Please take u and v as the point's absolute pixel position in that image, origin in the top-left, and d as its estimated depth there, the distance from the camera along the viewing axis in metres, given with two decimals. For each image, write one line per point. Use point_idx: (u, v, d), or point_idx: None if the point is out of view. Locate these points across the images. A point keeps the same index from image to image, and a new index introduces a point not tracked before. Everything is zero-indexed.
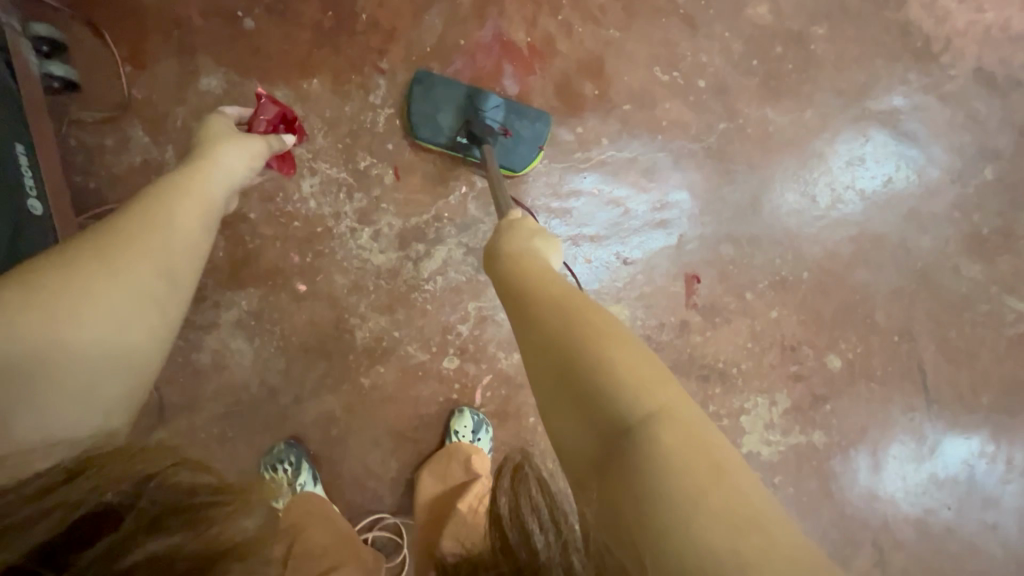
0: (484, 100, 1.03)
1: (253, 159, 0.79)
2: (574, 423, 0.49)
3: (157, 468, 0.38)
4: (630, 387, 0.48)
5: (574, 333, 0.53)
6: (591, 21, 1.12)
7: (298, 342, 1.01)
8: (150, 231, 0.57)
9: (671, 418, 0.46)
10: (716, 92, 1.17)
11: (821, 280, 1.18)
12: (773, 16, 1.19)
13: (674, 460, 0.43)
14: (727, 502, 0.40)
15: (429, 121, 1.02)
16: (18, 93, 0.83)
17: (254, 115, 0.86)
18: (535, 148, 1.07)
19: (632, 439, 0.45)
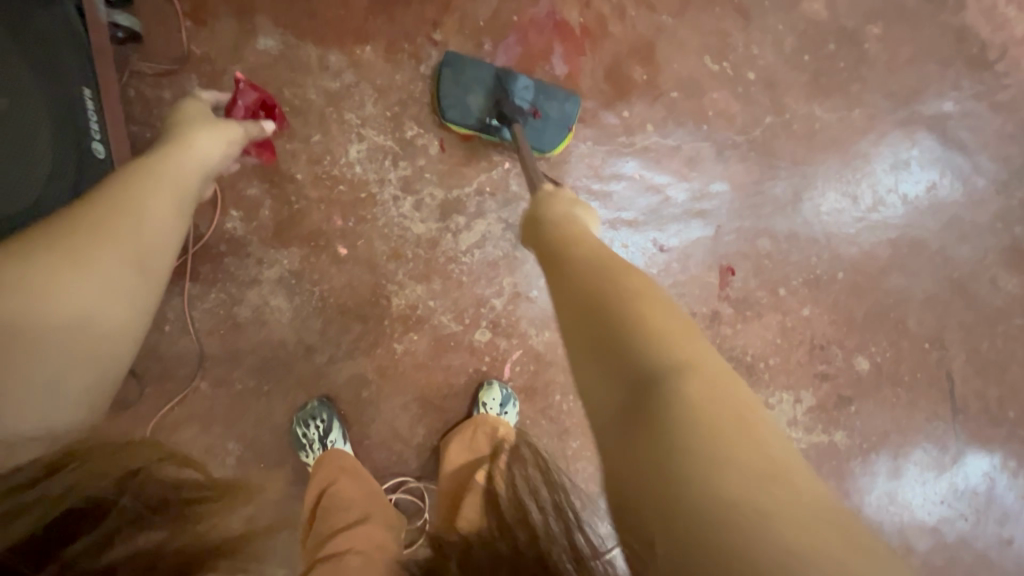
0: (512, 82, 1.02)
1: (230, 143, 0.77)
2: (599, 371, 0.47)
3: (144, 463, 0.43)
4: (662, 338, 0.46)
5: (602, 284, 0.51)
6: (644, 6, 1.12)
7: (335, 304, 1.03)
8: (121, 219, 0.55)
9: (699, 371, 0.44)
10: (764, 86, 1.16)
11: (855, 282, 1.18)
12: (828, 12, 1.18)
13: (703, 413, 0.41)
14: (755, 459, 0.40)
15: (459, 100, 1.02)
16: (86, 39, 0.86)
17: (231, 101, 0.88)
18: (564, 130, 1.06)
19: (662, 388, 0.43)
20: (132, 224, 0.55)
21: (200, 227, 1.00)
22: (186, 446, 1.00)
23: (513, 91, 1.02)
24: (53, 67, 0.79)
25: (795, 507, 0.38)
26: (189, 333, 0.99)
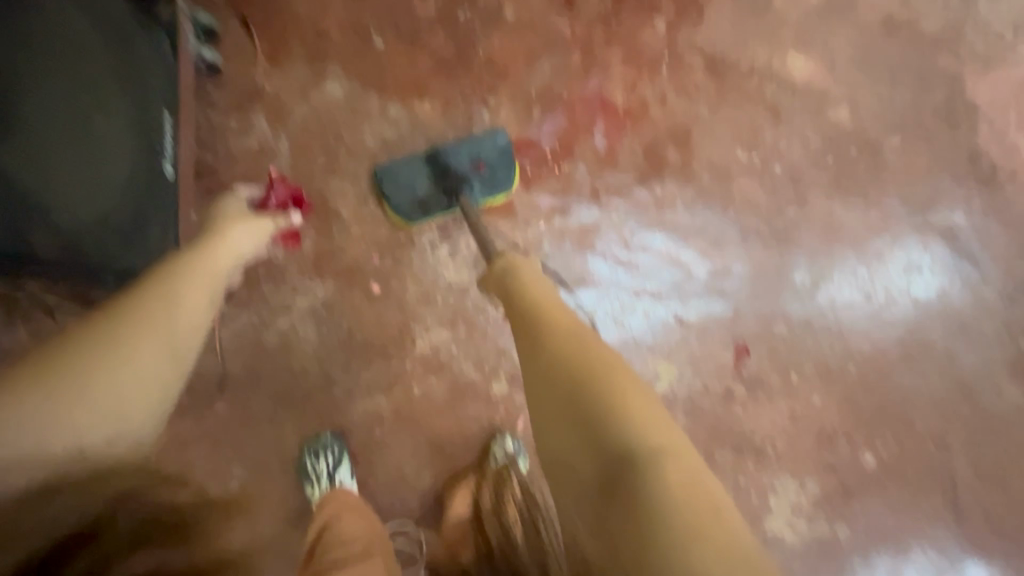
0: (447, 157, 1.06)
1: (261, 236, 0.81)
2: (574, 450, 0.58)
3: (133, 485, 0.42)
4: (639, 432, 0.55)
5: (585, 368, 0.60)
6: (684, 96, 1.21)
7: (361, 339, 1.05)
8: (159, 311, 0.54)
9: (673, 461, 0.54)
10: (789, 180, 1.23)
11: (865, 375, 1.20)
12: (851, 120, 1.27)
13: (679, 503, 0.51)
14: (721, 538, 0.49)
15: (413, 201, 1.05)
16: (174, 68, 0.92)
17: (264, 194, 0.94)
18: (511, 164, 1.07)
19: (642, 481, 0.52)
20: (166, 314, 0.54)
21: None
22: (192, 465, 0.99)
23: (452, 165, 1.05)
24: (144, 97, 0.85)
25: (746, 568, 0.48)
26: (215, 352, 1.01)
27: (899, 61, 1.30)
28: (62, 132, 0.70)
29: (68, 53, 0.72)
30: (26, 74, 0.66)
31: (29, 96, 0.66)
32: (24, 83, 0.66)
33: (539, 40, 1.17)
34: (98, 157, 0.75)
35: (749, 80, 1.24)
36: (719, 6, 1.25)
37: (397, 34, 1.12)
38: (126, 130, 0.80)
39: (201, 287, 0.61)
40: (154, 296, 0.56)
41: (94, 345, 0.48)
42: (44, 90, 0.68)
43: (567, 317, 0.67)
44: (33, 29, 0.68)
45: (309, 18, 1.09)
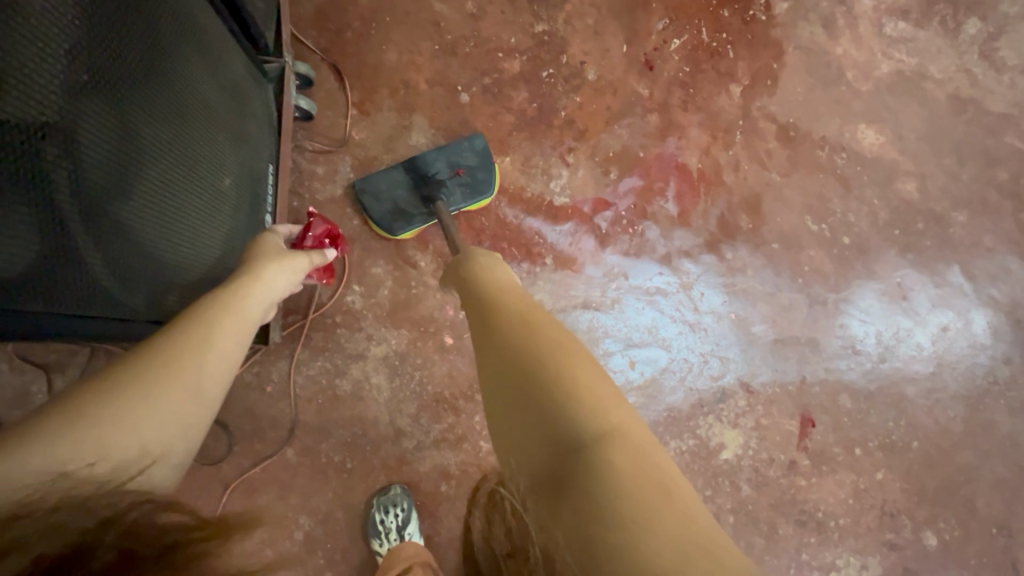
0: (425, 164, 1.05)
1: (296, 273, 0.76)
2: (522, 436, 0.48)
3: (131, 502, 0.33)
4: (589, 406, 0.47)
5: (538, 347, 0.53)
6: (757, 162, 1.22)
7: (432, 391, 1.05)
8: (189, 354, 0.49)
9: (624, 441, 0.45)
10: (857, 251, 1.24)
11: (929, 452, 1.19)
12: (918, 194, 1.28)
13: (629, 484, 0.42)
14: (679, 524, 0.41)
15: (395, 212, 1.04)
16: (277, 122, 0.96)
17: (302, 233, 0.91)
18: (491, 166, 1.06)
19: (587, 462, 0.43)
20: (197, 361, 0.49)
21: (321, 296, 1.04)
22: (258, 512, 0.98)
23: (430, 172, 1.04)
24: (251, 144, 0.86)
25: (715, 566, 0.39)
26: (288, 398, 1.01)
27: (965, 138, 1.32)
28: (189, 174, 0.68)
29: (201, 101, 0.71)
30: (175, 121, 0.64)
31: (172, 141, 0.64)
32: (171, 128, 0.64)
33: (619, 101, 1.19)
34: (212, 205, 0.75)
35: (820, 150, 1.25)
36: (793, 75, 1.27)
37: (482, 89, 1.14)
38: (234, 180, 0.80)
39: (234, 334, 0.56)
40: (188, 340, 0.50)
41: (120, 389, 0.42)
42: (181, 136, 0.66)
43: (518, 301, 0.62)
44: (185, 81, 0.67)
45: (398, 71, 1.11)
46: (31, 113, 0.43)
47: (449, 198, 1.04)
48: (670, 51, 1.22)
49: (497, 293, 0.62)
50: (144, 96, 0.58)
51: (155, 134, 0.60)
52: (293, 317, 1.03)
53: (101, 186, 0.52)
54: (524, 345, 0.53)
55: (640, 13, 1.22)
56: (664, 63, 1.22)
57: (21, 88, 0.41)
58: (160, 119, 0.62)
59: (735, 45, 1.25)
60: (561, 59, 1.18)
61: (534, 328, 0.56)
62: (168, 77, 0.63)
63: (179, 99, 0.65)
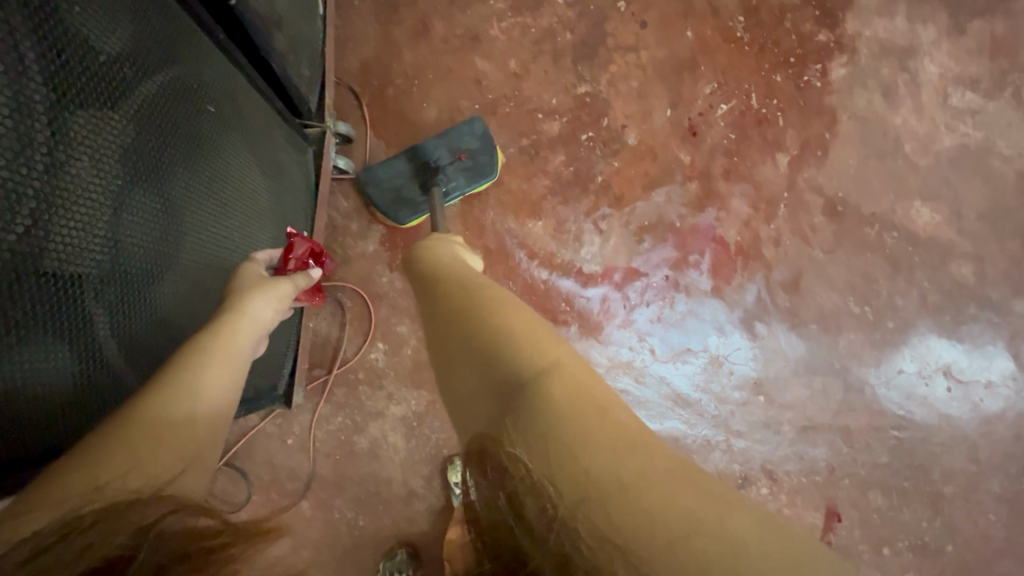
0: (426, 151, 1.05)
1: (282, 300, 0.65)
2: (475, 395, 0.49)
3: (154, 517, 0.34)
4: (521, 347, 0.46)
5: (485, 303, 0.54)
6: (800, 237, 1.17)
7: (447, 455, 1.05)
8: (173, 414, 0.45)
9: (562, 368, 0.44)
10: (900, 336, 1.18)
11: (964, 557, 1.12)
12: (975, 279, 1.21)
13: (572, 409, 0.41)
14: (615, 431, 0.40)
15: (397, 200, 1.03)
16: (314, 189, 0.97)
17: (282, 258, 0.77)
18: (493, 151, 1.05)
19: (527, 395, 0.42)
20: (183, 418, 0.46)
21: (346, 352, 1.06)
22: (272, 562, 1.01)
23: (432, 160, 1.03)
24: (286, 203, 0.88)
25: (655, 468, 0.38)
26: (308, 451, 1.03)
27: None
28: (222, 207, 0.68)
29: (238, 185, 0.72)
30: (203, 161, 0.63)
31: (206, 223, 0.65)
32: (204, 205, 0.64)
33: (659, 167, 1.16)
34: (242, 234, 0.74)
35: (869, 226, 1.19)
36: (846, 146, 1.21)
37: (519, 150, 1.13)
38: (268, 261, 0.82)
39: (222, 379, 0.51)
40: (172, 392, 0.46)
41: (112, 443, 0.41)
42: (214, 216, 0.66)
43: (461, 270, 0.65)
44: (221, 161, 0.67)
45: (437, 129, 1.12)
46: (71, 262, 0.44)
47: (449, 183, 1.04)
48: (716, 116, 1.18)
49: (441, 267, 0.66)
50: (181, 181, 0.59)
51: (190, 219, 0.61)
52: (317, 371, 1.05)
53: (135, 303, 0.52)
54: (470, 313, 0.53)
55: (687, 76, 1.19)
56: (709, 128, 1.18)
57: (63, 239, 0.43)
58: (191, 160, 0.61)
59: (786, 111, 1.20)
60: (602, 122, 1.15)
61: (480, 299, 0.56)
62: (204, 161, 0.64)
63: (214, 174, 0.66)
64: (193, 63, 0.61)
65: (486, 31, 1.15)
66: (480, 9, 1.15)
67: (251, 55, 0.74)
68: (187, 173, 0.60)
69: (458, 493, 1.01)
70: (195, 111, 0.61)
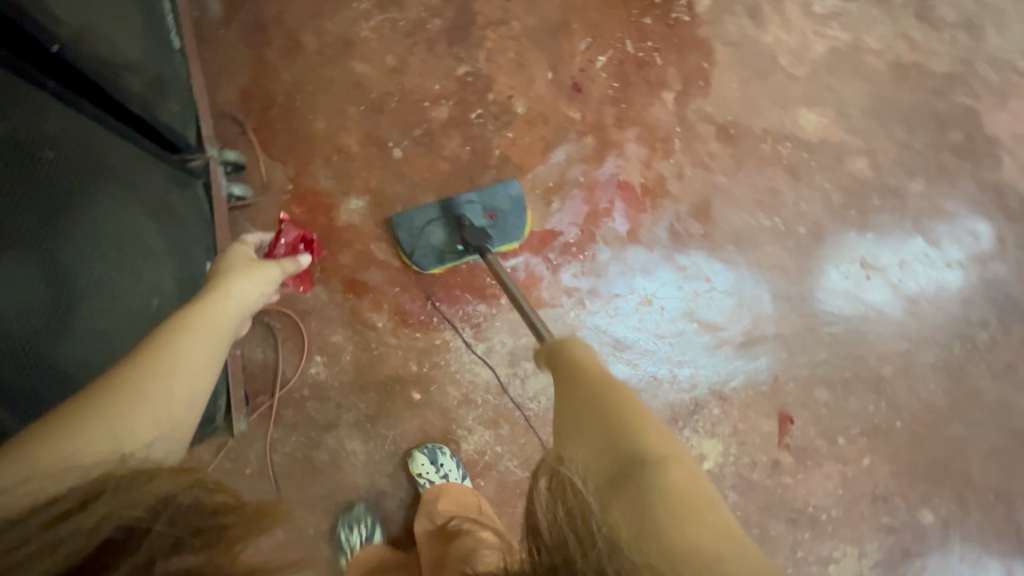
0: (459, 206, 1.09)
1: (264, 285, 0.70)
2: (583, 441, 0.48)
3: (163, 493, 0.37)
4: (652, 435, 0.47)
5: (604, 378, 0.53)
6: (700, 167, 1.21)
7: (407, 448, 1.07)
8: (146, 378, 0.48)
9: (678, 463, 0.45)
10: (814, 240, 1.23)
11: (914, 431, 1.18)
12: (871, 170, 1.27)
13: (684, 498, 0.43)
14: (716, 527, 0.42)
15: (425, 246, 1.07)
16: (210, 219, 0.98)
17: (274, 240, 0.94)
18: (522, 213, 1.10)
19: (649, 472, 0.43)
20: (158, 383, 0.49)
21: (286, 372, 1.06)
22: None
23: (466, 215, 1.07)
24: (182, 237, 0.87)
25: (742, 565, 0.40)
26: (269, 476, 1.04)
27: (912, 104, 1.29)
28: (103, 250, 0.69)
29: (123, 232, 0.73)
30: (64, 207, 0.64)
31: (93, 271, 0.67)
32: (84, 255, 0.66)
33: (552, 129, 1.19)
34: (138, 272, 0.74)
35: (763, 142, 1.24)
36: (726, 72, 1.26)
37: (414, 141, 1.15)
38: (178, 302, 0.82)
39: (195, 375, 0.52)
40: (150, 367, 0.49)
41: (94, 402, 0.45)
42: (101, 265, 0.68)
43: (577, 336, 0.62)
44: (86, 205, 0.67)
45: (330, 137, 1.13)
46: None
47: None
48: (597, 70, 1.22)
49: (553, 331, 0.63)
50: (37, 229, 0.60)
51: (68, 271, 0.63)
52: (261, 397, 1.05)
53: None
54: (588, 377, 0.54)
55: (562, 37, 1.22)
56: (593, 82, 1.21)
57: None
58: (46, 207, 0.62)
59: (663, 51, 1.24)
60: (488, 97, 1.18)
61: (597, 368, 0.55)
62: (69, 215, 0.65)
63: (87, 225, 0.67)
64: (25, 117, 0.62)
65: (357, 33, 1.16)
66: (346, 14, 1.17)
67: (97, 98, 0.74)
68: (48, 225, 0.61)
69: (424, 483, 1.03)
70: (40, 159, 0.62)
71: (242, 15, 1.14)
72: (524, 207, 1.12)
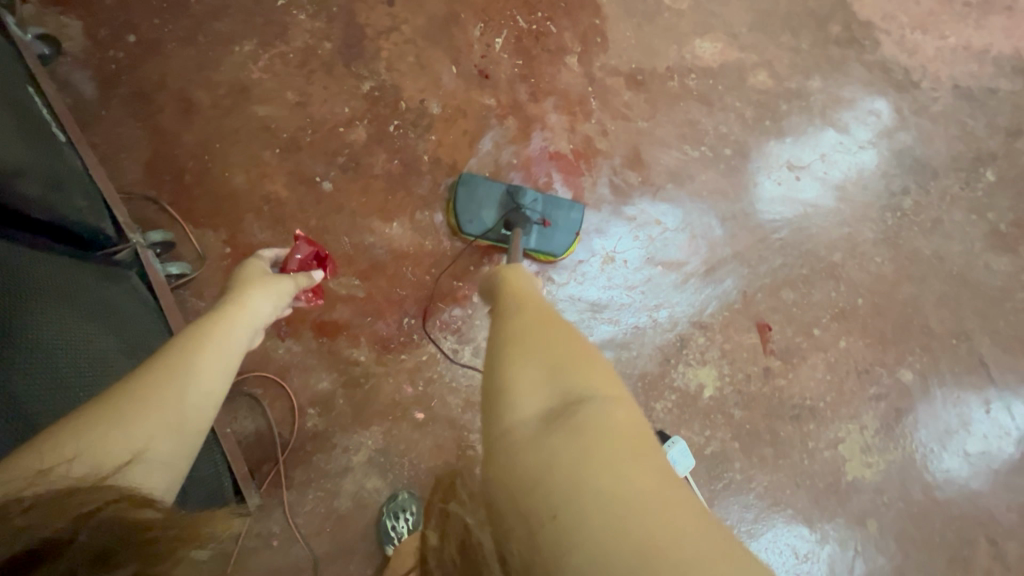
0: (523, 195, 1.12)
1: (278, 297, 0.77)
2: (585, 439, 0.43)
3: (99, 503, 0.35)
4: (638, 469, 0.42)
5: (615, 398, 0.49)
6: (621, 118, 1.25)
7: (427, 468, 1.07)
8: (163, 388, 0.51)
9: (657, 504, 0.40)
10: (741, 157, 1.30)
11: (874, 303, 1.28)
12: (772, 80, 1.34)
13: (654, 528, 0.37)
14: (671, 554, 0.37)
15: (475, 211, 1.11)
16: (156, 305, 0.92)
17: (288, 254, 0.94)
18: (572, 235, 1.14)
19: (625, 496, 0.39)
20: (172, 392, 0.51)
21: (283, 434, 1.04)
22: None
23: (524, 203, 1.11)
24: (135, 329, 0.83)
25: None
26: (298, 541, 1.01)
27: (790, 10, 1.38)
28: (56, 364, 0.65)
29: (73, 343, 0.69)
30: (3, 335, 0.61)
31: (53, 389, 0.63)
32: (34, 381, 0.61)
33: (472, 121, 1.19)
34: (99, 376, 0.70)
35: (670, 80, 1.29)
36: (617, 23, 1.29)
37: (340, 169, 1.12)
38: None
39: (207, 376, 0.56)
40: (168, 366, 0.53)
41: (118, 400, 0.48)
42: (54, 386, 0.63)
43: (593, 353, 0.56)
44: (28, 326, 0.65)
45: (254, 189, 1.09)
46: None
47: (527, 237, 1.11)
48: (497, 52, 1.22)
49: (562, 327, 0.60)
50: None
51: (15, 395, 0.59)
52: (266, 466, 1.03)
53: None
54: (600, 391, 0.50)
55: (454, 28, 1.21)
56: (497, 65, 1.22)
57: None
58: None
59: (554, 18, 1.26)
60: (401, 106, 1.16)
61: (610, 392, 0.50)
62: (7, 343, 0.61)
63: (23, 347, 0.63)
64: None
65: (248, 77, 1.12)
66: (230, 60, 1.12)
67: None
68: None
69: None
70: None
71: (119, 89, 1.07)
72: (576, 232, 1.15)
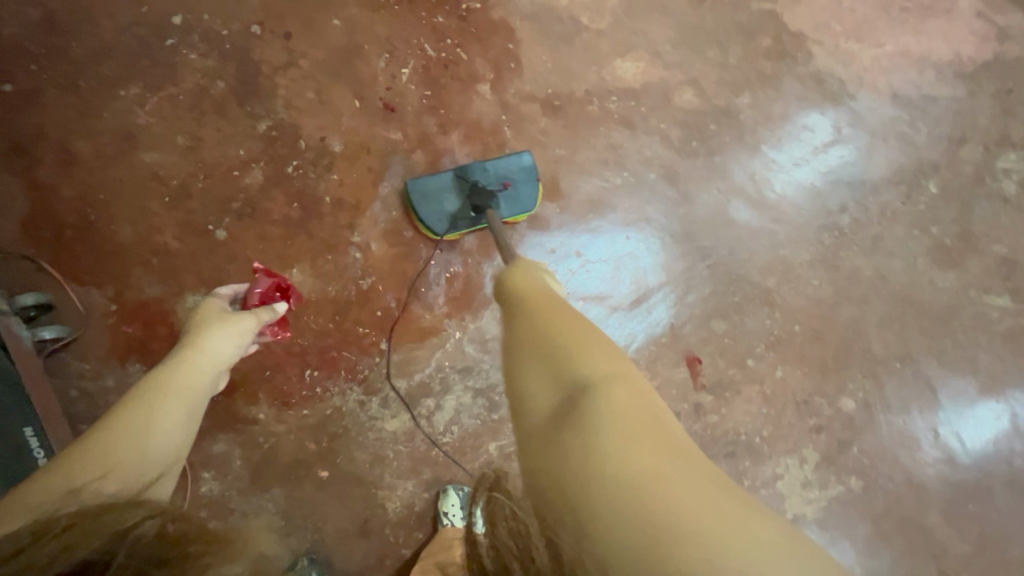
0: (474, 171, 1.10)
1: (241, 337, 0.78)
2: (581, 434, 0.41)
3: (131, 522, 0.36)
4: (643, 448, 0.39)
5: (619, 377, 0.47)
6: (537, 147, 1.19)
7: (333, 530, 1.02)
8: (129, 438, 0.53)
9: (675, 489, 0.36)
10: (668, 180, 1.24)
11: (812, 329, 1.22)
12: (699, 98, 1.28)
13: (665, 513, 0.35)
14: (685, 536, 0.34)
15: (437, 207, 1.09)
16: (15, 372, 0.86)
17: (247, 290, 0.89)
18: (535, 181, 1.12)
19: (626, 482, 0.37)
20: (139, 443, 0.54)
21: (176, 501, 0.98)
22: None
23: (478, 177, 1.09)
24: None
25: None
26: None
27: (717, 24, 1.32)
28: None
29: None
30: None
31: None
32: None
33: (377, 157, 1.13)
34: None
35: (590, 104, 1.24)
36: (532, 46, 1.23)
37: (235, 215, 1.07)
38: None
39: (171, 427, 0.58)
40: (136, 421, 0.56)
41: (80, 451, 0.49)
42: None
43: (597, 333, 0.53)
44: None
45: (142, 241, 1.04)
46: None
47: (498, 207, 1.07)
48: (403, 84, 1.17)
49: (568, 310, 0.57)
50: None
51: None
52: None
53: None
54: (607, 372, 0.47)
55: (357, 60, 1.16)
56: (403, 97, 1.16)
57: None
58: None
59: (464, 44, 1.20)
60: (300, 146, 1.11)
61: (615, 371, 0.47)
62: None
63: None
64: None
65: (135, 123, 1.07)
66: (116, 105, 1.06)
67: None
68: None
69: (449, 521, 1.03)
70: None
71: None
72: (536, 176, 1.13)
